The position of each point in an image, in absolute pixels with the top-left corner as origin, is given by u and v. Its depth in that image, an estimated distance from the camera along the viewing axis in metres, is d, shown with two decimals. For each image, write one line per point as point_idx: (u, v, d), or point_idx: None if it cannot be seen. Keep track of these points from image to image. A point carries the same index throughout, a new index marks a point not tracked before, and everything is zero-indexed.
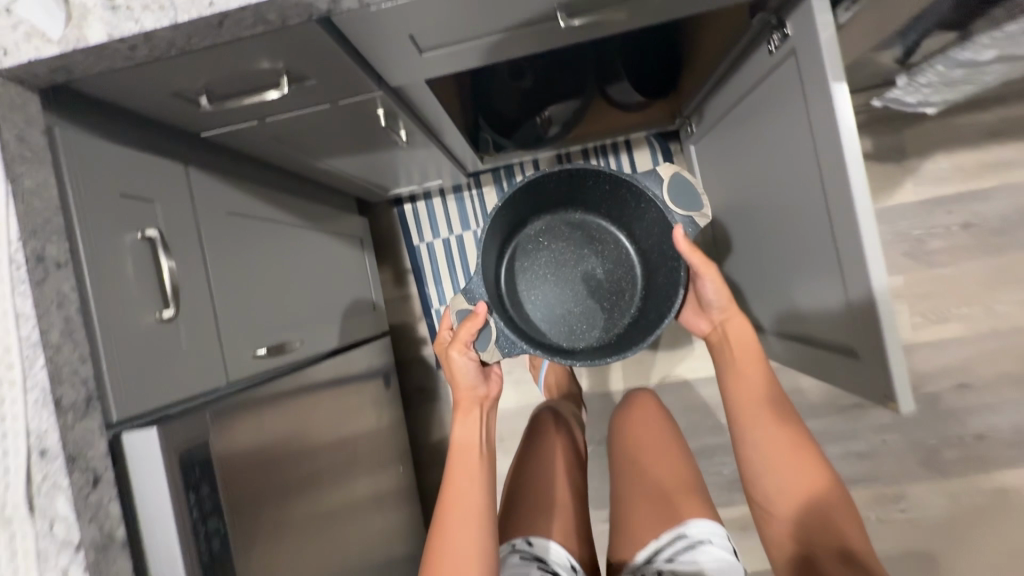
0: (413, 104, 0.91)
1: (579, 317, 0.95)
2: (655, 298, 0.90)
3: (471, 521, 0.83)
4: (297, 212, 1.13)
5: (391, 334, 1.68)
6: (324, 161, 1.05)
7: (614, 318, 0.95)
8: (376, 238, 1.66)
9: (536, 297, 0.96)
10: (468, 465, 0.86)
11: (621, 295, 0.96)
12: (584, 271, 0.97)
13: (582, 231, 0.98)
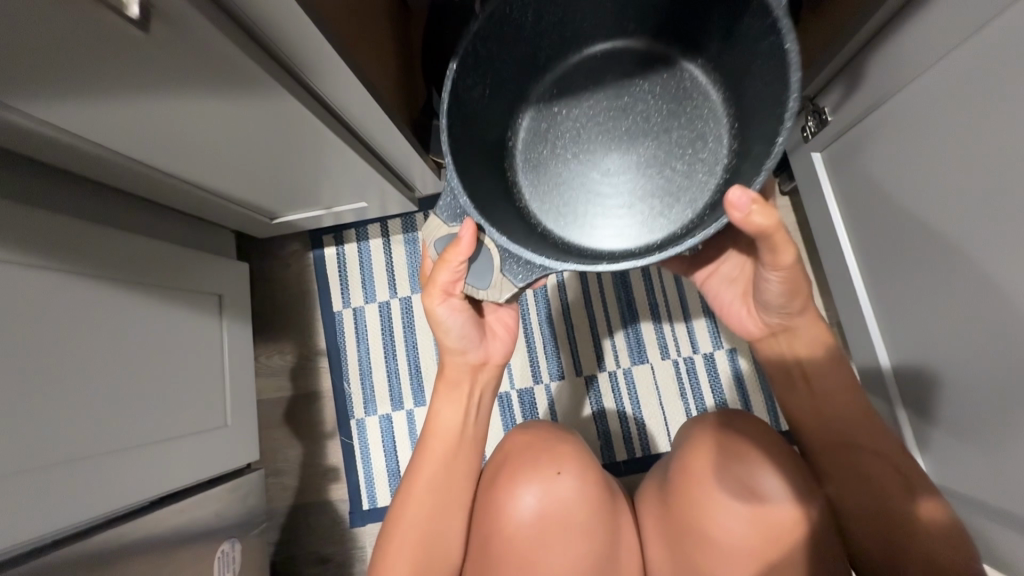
0: None
1: (650, 194, 0.58)
2: (754, 111, 0.53)
3: (434, 546, 0.58)
4: (29, 235, 0.55)
5: (280, 454, 1.00)
6: (20, 112, 0.46)
7: (702, 174, 0.57)
8: (275, 294, 1.04)
9: (565, 193, 0.59)
10: (443, 464, 0.60)
11: (703, 146, 0.57)
12: (635, 120, 0.59)
13: (609, 66, 0.61)
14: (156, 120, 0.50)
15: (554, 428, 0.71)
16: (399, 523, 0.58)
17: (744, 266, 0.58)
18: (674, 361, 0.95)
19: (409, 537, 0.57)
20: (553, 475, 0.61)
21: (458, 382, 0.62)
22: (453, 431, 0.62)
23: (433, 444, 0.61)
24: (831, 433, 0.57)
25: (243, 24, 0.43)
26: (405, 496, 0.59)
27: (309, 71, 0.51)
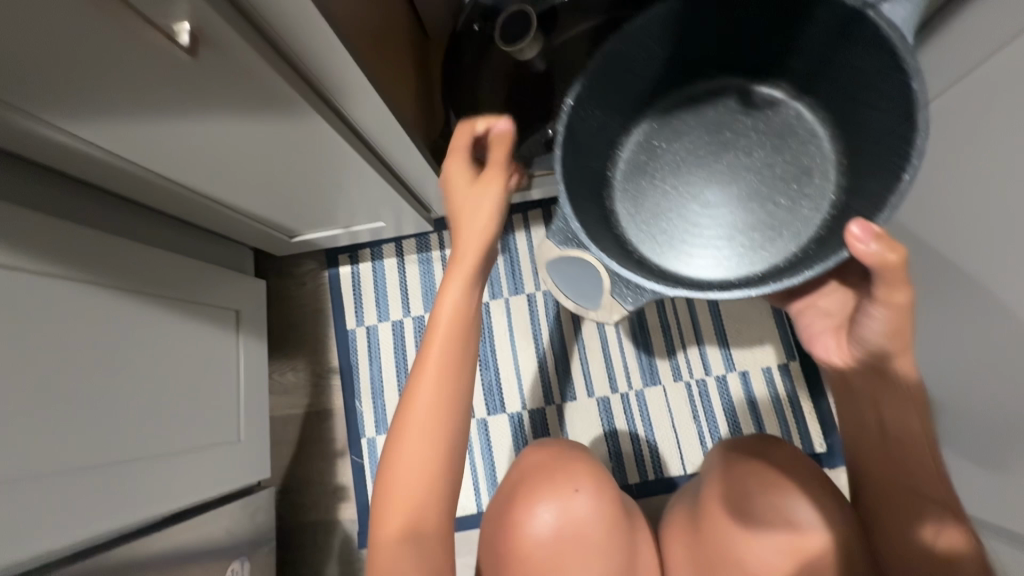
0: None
1: (749, 227, 0.58)
2: (869, 149, 0.51)
3: (436, 481, 0.46)
4: (56, 249, 0.57)
5: (289, 470, 1.00)
6: (64, 130, 0.48)
7: (806, 210, 0.57)
8: (290, 311, 1.05)
9: (668, 229, 0.60)
10: (449, 368, 0.47)
11: (807, 184, 0.58)
12: (737, 155, 0.59)
13: (713, 101, 0.60)
14: (190, 140, 0.53)
15: (571, 445, 0.71)
16: (395, 456, 0.45)
17: (839, 300, 0.50)
18: (686, 383, 0.94)
19: (409, 470, 0.45)
20: (570, 492, 0.62)
21: (471, 272, 0.49)
22: (466, 332, 0.48)
23: (438, 347, 0.47)
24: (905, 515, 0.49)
25: (281, 54, 0.45)
26: (402, 413, 0.46)
27: (337, 96, 0.53)
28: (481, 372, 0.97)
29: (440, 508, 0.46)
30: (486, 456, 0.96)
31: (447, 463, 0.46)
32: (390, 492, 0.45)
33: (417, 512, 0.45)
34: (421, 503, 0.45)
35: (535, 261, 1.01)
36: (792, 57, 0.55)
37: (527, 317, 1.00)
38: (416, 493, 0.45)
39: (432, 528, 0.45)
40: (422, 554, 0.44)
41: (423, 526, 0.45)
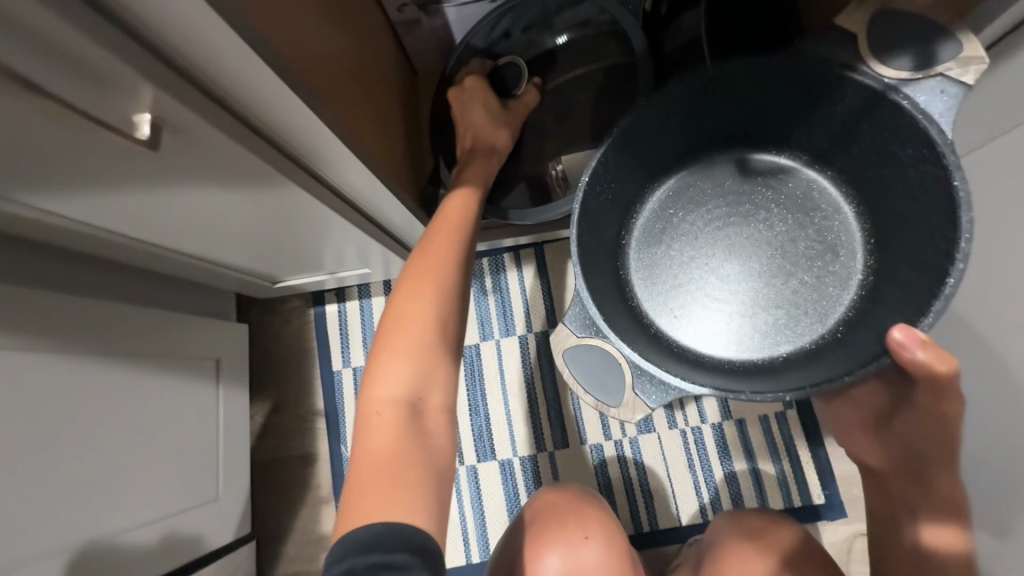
0: (196, 72, 0.35)
1: (776, 303, 0.64)
2: (898, 236, 0.57)
3: (436, 352, 0.49)
4: (18, 318, 0.54)
5: (270, 518, 0.97)
6: (21, 204, 0.45)
7: (831, 288, 0.63)
8: (273, 350, 1.02)
9: (689, 298, 0.65)
10: (452, 267, 0.53)
11: (828, 260, 0.63)
12: (758, 229, 0.65)
13: (731, 174, 0.66)
14: (163, 209, 0.50)
15: (586, 493, 0.72)
16: (396, 334, 0.49)
17: (876, 394, 0.54)
18: (682, 431, 0.92)
19: (411, 342, 0.48)
20: (580, 539, 0.64)
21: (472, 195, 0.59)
22: (463, 241, 0.56)
23: (442, 253, 0.53)
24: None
25: (253, 128, 0.42)
26: (401, 299, 0.51)
27: (316, 162, 0.50)
28: (471, 417, 0.95)
29: (441, 383, 0.50)
30: (476, 505, 0.93)
31: (447, 344, 0.50)
32: (387, 365, 0.48)
33: (421, 384, 0.48)
34: (424, 375, 0.48)
35: (527, 302, 0.99)
36: (822, 136, 0.60)
37: (519, 361, 0.97)
38: (418, 367, 0.48)
39: (433, 400, 0.49)
40: (422, 426, 0.47)
41: (426, 398, 0.48)
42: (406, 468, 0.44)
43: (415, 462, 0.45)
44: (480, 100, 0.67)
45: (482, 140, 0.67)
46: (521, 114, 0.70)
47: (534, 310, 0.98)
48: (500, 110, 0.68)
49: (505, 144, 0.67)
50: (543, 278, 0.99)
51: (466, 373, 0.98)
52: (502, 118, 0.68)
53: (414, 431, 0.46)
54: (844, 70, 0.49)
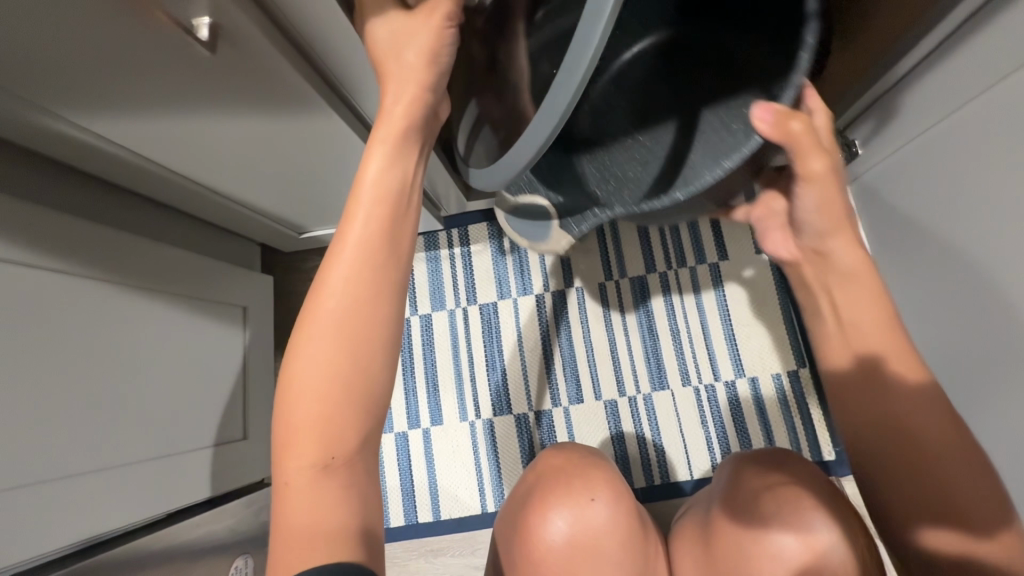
0: None
1: (713, 149, 0.65)
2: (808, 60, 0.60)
3: (347, 393, 0.43)
4: (59, 242, 0.56)
5: None
6: (72, 122, 0.47)
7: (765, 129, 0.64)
8: (296, 305, 1.04)
9: (631, 162, 0.70)
10: (352, 300, 0.44)
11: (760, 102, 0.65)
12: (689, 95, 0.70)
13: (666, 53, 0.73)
14: (202, 135, 0.52)
15: (584, 452, 0.72)
16: (291, 392, 0.43)
17: (777, 199, 0.62)
18: (694, 388, 0.94)
19: (307, 399, 0.42)
20: (586, 500, 0.61)
21: (387, 198, 0.46)
22: (367, 267, 0.45)
23: (332, 291, 0.44)
24: (919, 489, 0.45)
25: (301, 48, 0.45)
26: (296, 348, 0.44)
27: (351, 91, 0.52)
28: (488, 372, 0.97)
29: (352, 433, 0.43)
30: (492, 457, 0.95)
31: (356, 387, 0.44)
32: (287, 425, 0.42)
33: (328, 439, 0.42)
34: (328, 430, 0.42)
35: (545, 262, 1.00)
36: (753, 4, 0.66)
37: (535, 319, 0.99)
38: (321, 424, 0.42)
39: (347, 449, 0.43)
40: (336, 484, 0.42)
41: (338, 453, 0.42)
42: (316, 532, 0.40)
43: (326, 519, 0.40)
44: (376, 14, 0.44)
45: (388, 94, 0.46)
46: (437, 15, 0.45)
47: (550, 269, 1.00)
48: (400, 18, 0.45)
49: (420, 85, 0.46)
50: None
51: (484, 330, 1.00)
52: (407, 38, 0.45)
53: (326, 491, 0.41)
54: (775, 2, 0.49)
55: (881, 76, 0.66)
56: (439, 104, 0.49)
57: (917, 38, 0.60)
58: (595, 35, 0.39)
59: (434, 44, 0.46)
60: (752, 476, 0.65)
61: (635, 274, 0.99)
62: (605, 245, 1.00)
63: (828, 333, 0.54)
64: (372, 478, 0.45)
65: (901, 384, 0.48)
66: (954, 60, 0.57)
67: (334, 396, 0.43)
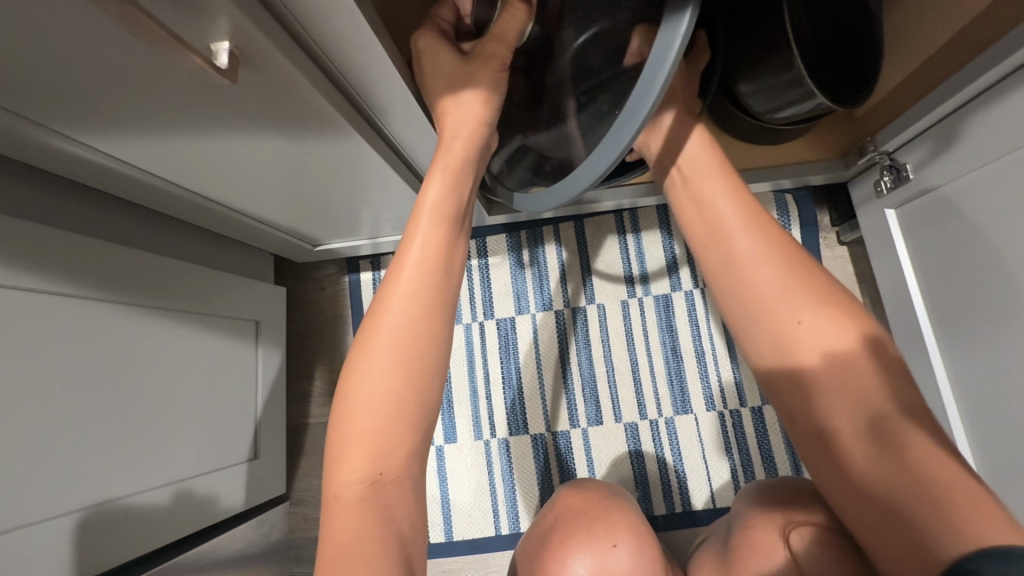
0: (279, 9, 0.34)
1: None
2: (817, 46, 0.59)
3: (404, 411, 0.41)
4: (67, 264, 0.54)
5: (300, 483, 0.97)
6: (82, 142, 0.44)
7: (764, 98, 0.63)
8: (308, 315, 1.02)
9: None
10: (410, 319, 0.42)
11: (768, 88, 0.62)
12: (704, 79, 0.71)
13: None
14: (217, 155, 0.49)
15: (606, 492, 0.69)
16: (345, 413, 0.40)
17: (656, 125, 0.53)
18: (719, 413, 0.91)
19: (362, 419, 0.40)
20: (609, 548, 0.58)
21: (445, 218, 0.44)
22: (426, 287, 0.43)
23: (390, 308, 0.42)
24: (855, 420, 0.40)
25: (331, 76, 0.42)
26: (354, 366, 0.41)
27: (378, 112, 0.49)
28: (504, 389, 0.94)
29: (403, 452, 0.41)
30: (507, 477, 0.93)
31: (410, 403, 0.41)
32: (340, 445, 0.40)
33: (379, 457, 0.40)
34: (381, 448, 0.40)
35: (565, 277, 0.97)
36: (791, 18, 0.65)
37: (554, 335, 0.96)
38: (375, 442, 0.40)
39: (398, 467, 0.41)
40: (386, 504, 0.40)
41: (389, 470, 0.40)
42: (368, 551, 0.38)
43: (378, 543, 0.38)
44: (434, 67, 0.45)
45: (447, 126, 0.45)
46: (493, 61, 0.45)
47: (572, 284, 0.97)
48: (457, 67, 0.45)
49: (478, 121, 0.46)
50: (583, 252, 0.97)
51: (500, 346, 0.96)
52: (466, 81, 0.45)
53: (376, 511, 0.39)
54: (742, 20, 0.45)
55: (939, 103, 0.61)
56: (493, 137, 0.49)
57: (986, 64, 0.55)
58: (669, 59, 0.38)
59: (491, 88, 0.46)
60: (762, 489, 0.60)
61: (660, 292, 0.95)
62: (630, 262, 0.96)
63: (700, 232, 0.49)
64: (419, 503, 0.43)
65: (778, 281, 0.44)
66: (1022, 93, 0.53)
67: (390, 412, 0.40)
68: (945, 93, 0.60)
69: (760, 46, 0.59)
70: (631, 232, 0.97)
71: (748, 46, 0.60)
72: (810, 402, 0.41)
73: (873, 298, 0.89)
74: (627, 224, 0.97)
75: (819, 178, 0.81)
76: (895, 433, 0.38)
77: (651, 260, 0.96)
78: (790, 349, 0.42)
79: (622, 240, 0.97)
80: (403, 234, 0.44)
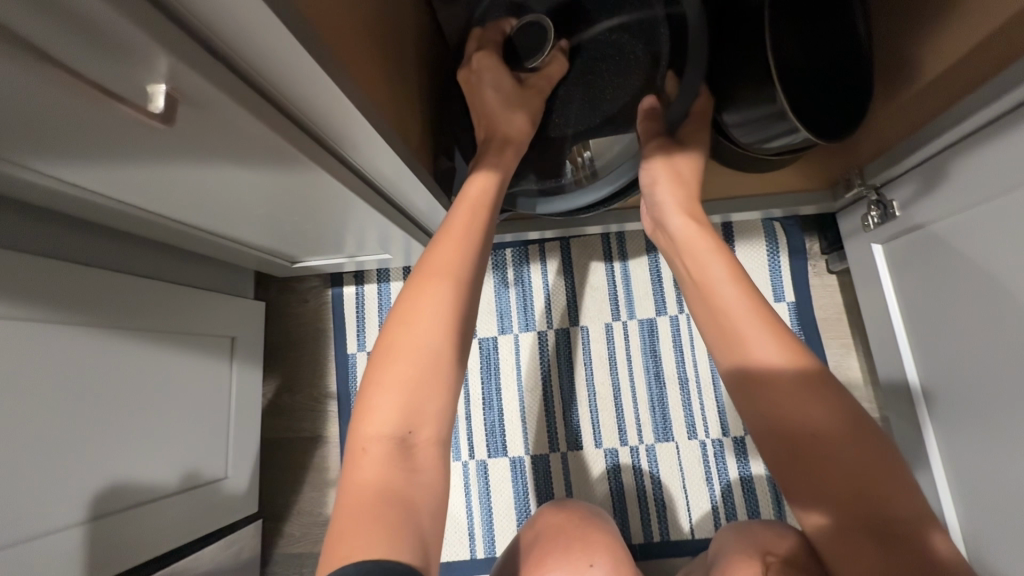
0: (228, 51, 0.33)
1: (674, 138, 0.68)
2: (801, 81, 0.58)
3: (433, 372, 0.42)
4: (28, 286, 0.52)
5: (276, 499, 0.96)
6: (32, 168, 0.43)
7: (750, 130, 0.61)
8: (289, 328, 1.01)
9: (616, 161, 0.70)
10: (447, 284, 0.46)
11: (755, 121, 0.59)
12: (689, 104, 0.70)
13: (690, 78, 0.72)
14: (176, 180, 0.47)
15: (589, 511, 0.65)
16: (384, 368, 0.42)
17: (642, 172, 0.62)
18: (700, 442, 0.89)
19: (402, 373, 0.41)
20: (584, 566, 0.54)
21: (480, 208, 0.52)
22: (465, 270, 0.47)
23: (439, 282, 0.45)
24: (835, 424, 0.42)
25: (287, 112, 0.40)
26: (390, 329, 0.44)
27: (344, 145, 0.48)
28: (485, 411, 0.93)
29: (435, 414, 0.42)
30: (484, 499, 0.91)
31: (439, 364, 0.43)
32: (371, 403, 0.41)
33: (411, 416, 0.41)
34: (415, 406, 0.41)
35: (549, 297, 0.96)
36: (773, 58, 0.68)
37: (536, 358, 0.94)
38: (410, 398, 0.41)
39: (428, 430, 0.41)
40: (412, 465, 0.40)
41: (419, 431, 0.41)
42: (386, 509, 0.36)
43: (400, 504, 0.37)
44: (493, 82, 0.58)
45: (499, 130, 0.58)
46: (542, 93, 0.60)
47: (555, 304, 0.96)
48: (514, 88, 0.58)
49: (527, 131, 0.59)
50: (567, 274, 0.96)
51: (481, 367, 0.95)
52: (520, 100, 0.59)
53: (398, 471, 0.39)
54: (757, 103, 0.57)
55: (927, 142, 0.60)
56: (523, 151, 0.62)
57: (977, 106, 0.53)
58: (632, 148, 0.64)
59: (534, 112, 0.60)
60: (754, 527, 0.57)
61: (645, 316, 0.93)
62: (615, 285, 0.95)
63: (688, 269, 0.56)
64: (437, 501, 0.40)
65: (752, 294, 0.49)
66: (1011, 139, 0.52)
67: (421, 367, 0.42)
68: (937, 131, 0.58)
69: (746, 80, 0.57)
70: (616, 254, 0.95)
71: (736, 79, 0.59)
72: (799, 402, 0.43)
73: (858, 330, 0.88)
74: (613, 246, 0.95)
75: (804, 207, 0.79)
76: (869, 434, 0.41)
77: (636, 282, 0.94)
78: (771, 339, 0.46)
79: (607, 262, 0.95)
80: (444, 218, 0.51)
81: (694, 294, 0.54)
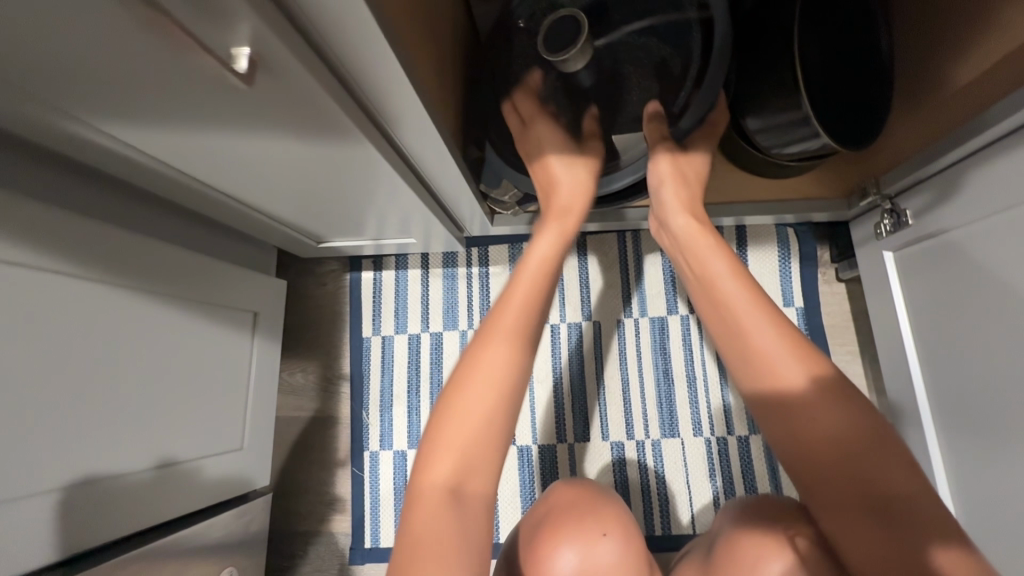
0: (300, 19, 0.35)
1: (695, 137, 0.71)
2: (824, 88, 0.60)
3: (490, 430, 0.44)
4: (72, 241, 0.54)
5: (285, 476, 0.97)
6: (94, 126, 0.46)
7: (772, 134, 0.63)
8: (306, 309, 1.03)
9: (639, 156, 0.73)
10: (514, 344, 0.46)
11: (777, 126, 0.62)
12: None
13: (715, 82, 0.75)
14: (227, 148, 0.50)
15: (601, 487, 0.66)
16: (446, 420, 0.43)
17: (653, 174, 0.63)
18: (705, 440, 0.91)
19: (464, 427, 0.43)
20: (597, 537, 0.56)
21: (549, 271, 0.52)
22: (530, 330, 0.48)
23: (504, 343, 0.46)
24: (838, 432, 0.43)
25: (344, 84, 0.43)
26: (455, 380, 0.45)
27: (390, 122, 0.50)
28: None
29: (488, 467, 0.44)
30: None
31: (498, 422, 0.44)
32: (431, 450, 0.43)
33: (466, 468, 0.42)
34: (469, 457, 0.43)
35: (563, 292, 0.98)
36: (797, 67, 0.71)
37: (548, 350, 0.97)
38: (464, 451, 0.43)
39: (479, 483, 0.43)
40: (465, 513, 0.41)
41: (470, 481, 0.42)
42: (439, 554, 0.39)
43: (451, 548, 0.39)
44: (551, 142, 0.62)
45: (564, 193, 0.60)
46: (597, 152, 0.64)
47: (569, 298, 0.98)
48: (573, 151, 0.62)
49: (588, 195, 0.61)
50: (582, 270, 0.98)
51: None
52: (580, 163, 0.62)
53: (452, 518, 0.40)
54: (780, 109, 0.60)
55: (941, 153, 0.62)
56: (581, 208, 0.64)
57: (991, 120, 0.55)
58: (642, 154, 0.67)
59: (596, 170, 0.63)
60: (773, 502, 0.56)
61: (657, 315, 0.96)
62: (629, 283, 0.97)
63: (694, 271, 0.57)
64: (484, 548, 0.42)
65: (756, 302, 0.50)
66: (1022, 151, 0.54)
67: (479, 426, 0.43)
68: (951, 143, 0.61)
69: (771, 85, 0.60)
70: (632, 253, 0.97)
71: (761, 84, 0.61)
72: (805, 412, 0.44)
73: (865, 338, 0.90)
74: (629, 245, 0.98)
75: (817, 215, 0.82)
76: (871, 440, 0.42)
77: (649, 280, 0.97)
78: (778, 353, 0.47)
79: (622, 260, 0.98)
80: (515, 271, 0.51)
81: (698, 291, 0.56)
